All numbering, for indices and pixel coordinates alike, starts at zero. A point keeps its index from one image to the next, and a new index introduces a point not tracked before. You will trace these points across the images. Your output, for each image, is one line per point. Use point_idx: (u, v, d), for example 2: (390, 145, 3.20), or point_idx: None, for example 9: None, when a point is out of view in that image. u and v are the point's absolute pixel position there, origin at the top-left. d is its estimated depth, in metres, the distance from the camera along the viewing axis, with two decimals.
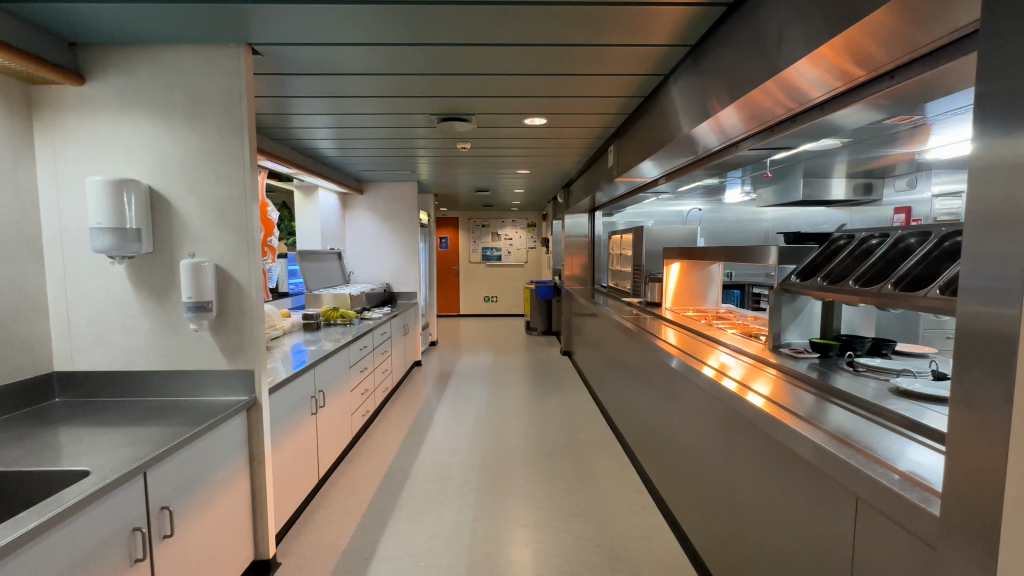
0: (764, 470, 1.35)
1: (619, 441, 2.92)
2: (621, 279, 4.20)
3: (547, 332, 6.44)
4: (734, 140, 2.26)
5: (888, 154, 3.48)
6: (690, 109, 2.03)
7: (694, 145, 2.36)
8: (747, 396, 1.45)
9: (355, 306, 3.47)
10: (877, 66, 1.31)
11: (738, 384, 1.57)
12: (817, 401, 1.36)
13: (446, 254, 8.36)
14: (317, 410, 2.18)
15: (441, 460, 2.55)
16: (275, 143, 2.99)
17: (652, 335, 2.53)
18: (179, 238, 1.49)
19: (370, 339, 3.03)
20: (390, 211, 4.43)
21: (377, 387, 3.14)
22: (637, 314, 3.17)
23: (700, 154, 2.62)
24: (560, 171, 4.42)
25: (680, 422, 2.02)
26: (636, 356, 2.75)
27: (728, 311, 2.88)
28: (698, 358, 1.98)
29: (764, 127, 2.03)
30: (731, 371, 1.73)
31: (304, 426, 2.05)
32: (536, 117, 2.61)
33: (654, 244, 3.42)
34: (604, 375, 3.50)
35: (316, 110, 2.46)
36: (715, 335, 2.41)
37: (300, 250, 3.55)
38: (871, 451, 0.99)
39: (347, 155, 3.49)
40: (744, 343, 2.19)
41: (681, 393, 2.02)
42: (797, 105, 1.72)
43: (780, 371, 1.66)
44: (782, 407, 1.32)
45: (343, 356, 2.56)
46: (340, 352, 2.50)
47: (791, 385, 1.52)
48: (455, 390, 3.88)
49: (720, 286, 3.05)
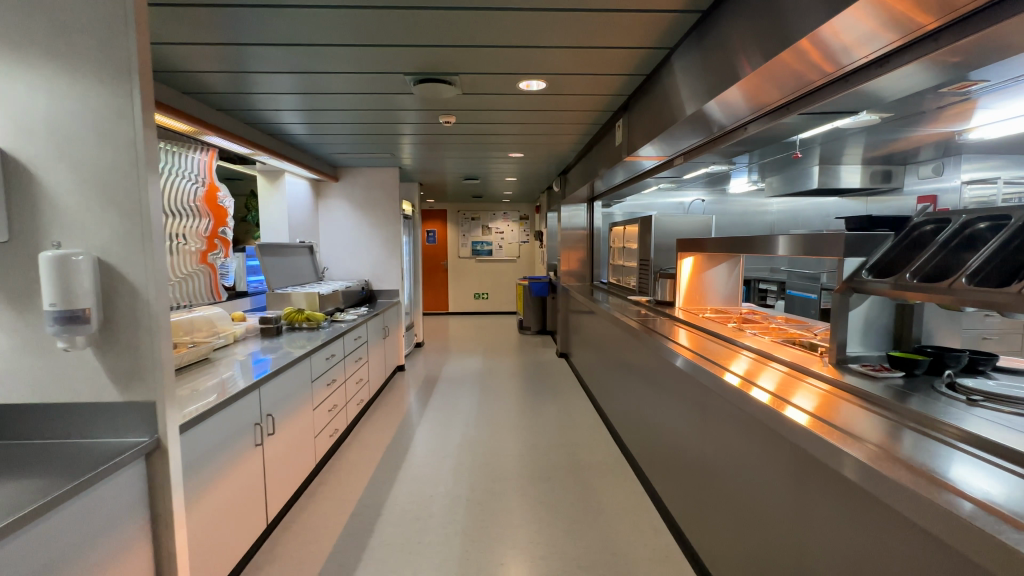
0: (876, 550, 0.98)
1: (630, 466, 2.55)
2: (624, 275, 3.82)
3: (540, 331, 6.06)
4: (741, 121, 2.04)
5: (921, 135, 3.14)
6: (713, 74, 1.70)
7: (707, 126, 2.10)
8: (785, 412, 1.24)
9: (325, 307, 3.05)
10: (952, 11, 1.01)
11: (773, 396, 1.35)
12: (874, 421, 1.13)
13: (433, 249, 7.93)
14: (263, 440, 1.78)
15: (422, 492, 2.16)
16: (226, 118, 2.52)
17: (668, 340, 2.17)
18: (46, 222, 1.08)
19: (340, 347, 2.61)
20: (368, 200, 4.01)
21: (349, 400, 2.74)
22: (646, 315, 2.79)
23: (714, 135, 2.29)
24: (556, 157, 4.02)
25: (722, 458, 1.63)
26: (649, 367, 2.38)
27: (751, 312, 2.48)
28: (716, 364, 1.75)
29: (793, 99, 1.73)
30: (763, 382, 1.49)
31: (242, 462, 1.64)
32: (532, 80, 2.18)
33: (666, 234, 3.03)
34: (609, 384, 3.13)
35: (273, 75, 2.02)
36: (737, 341, 2.05)
37: (260, 244, 3.07)
38: (996, 505, 0.75)
39: (320, 135, 3.06)
40: (771, 349, 1.86)
41: (722, 419, 1.64)
42: (831, 72, 1.45)
43: (835, 387, 1.36)
44: (839, 430, 1.09)
45: (303, 369, 2.15)
46: (298, 365, 2.09)
47: (844, 401, 1.26)
48: (440, 400, 3.49)
49: (733, 282, 2.70)
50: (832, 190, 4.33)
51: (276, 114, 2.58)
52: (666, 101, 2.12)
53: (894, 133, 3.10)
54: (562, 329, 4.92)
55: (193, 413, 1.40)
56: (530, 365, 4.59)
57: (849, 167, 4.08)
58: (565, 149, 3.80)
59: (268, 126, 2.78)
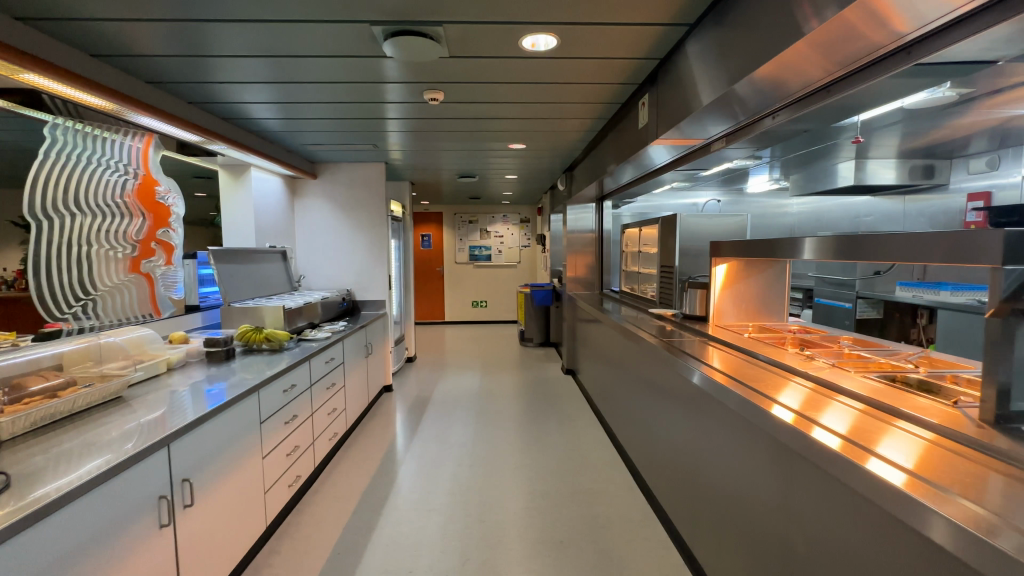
0: None
1: (664, 524, 2.08)
2: (640, 284, 3.37)
3: (543, 343, 5.61)
4: (762, 112, 1.78)
5: (987, 121, 2.70)
6: (771, 30, 1.29)
7: (763, 99, 1.63)
8: (867, 464, 0.96)
9: (295, 323, 2.60)
10: None
11: (846, 442, 1.07)
12: (1007, 489, 0.84)
13: (428, 254, 7.49)
14: (175, 516, 1.33)
15: (403, 566, 1.72)
16: (171, 99, 2.09)
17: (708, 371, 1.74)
18: None
19: (305, 373, 2.16)
20: (351, 200, 3.57)
21: (320, 435, 2.30)
22: (671, 332, 2.35)
23: (738, 124, 1.96)
24: (560, 150, 3.59)
25: (827, 554, 1.16)
26: (692, 404, 1.92)
27: (806, 330, 2.02)
28: (764, 395, 1.44)
29: (858, 68, 1.35)
30: (830, 421, 1.20)
31: (136, 555, 1.19)
32: (542, 37, 1.66)
33: (693, 237, 2.59)
34: (628, 415, 2.68)
35: (226, 40, 1.62)
36: (801, 370, 1.61)
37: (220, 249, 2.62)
38: None
39: (292, 125, 2.64)
40: (852, 384, 1.42)
41: (828, 498, 1.16)
42: (918, 24, 1.07)
43: (939, 438, 1.05)
44: (966, 505, 0.79)
45: (242, 411, 1.67)
46: (234, 409, 1.62)
47: (952, 456, 0.97)
48: (432, 430, 3.04)
49: (784, 293, 2.24)
50: (863, 188, 3.94)
51: (224, 92, 2.11)
52: (679, 89, 1.85)
53: (950, 119, 2.67)
54: (567, 342, 4.47)
55: (65, 485, 1.00)
56: (533, 383, 4.14)
57: (884, 161, 3.63)
58: (571, 141, 3.36)
59: (220, 109, 2.31)
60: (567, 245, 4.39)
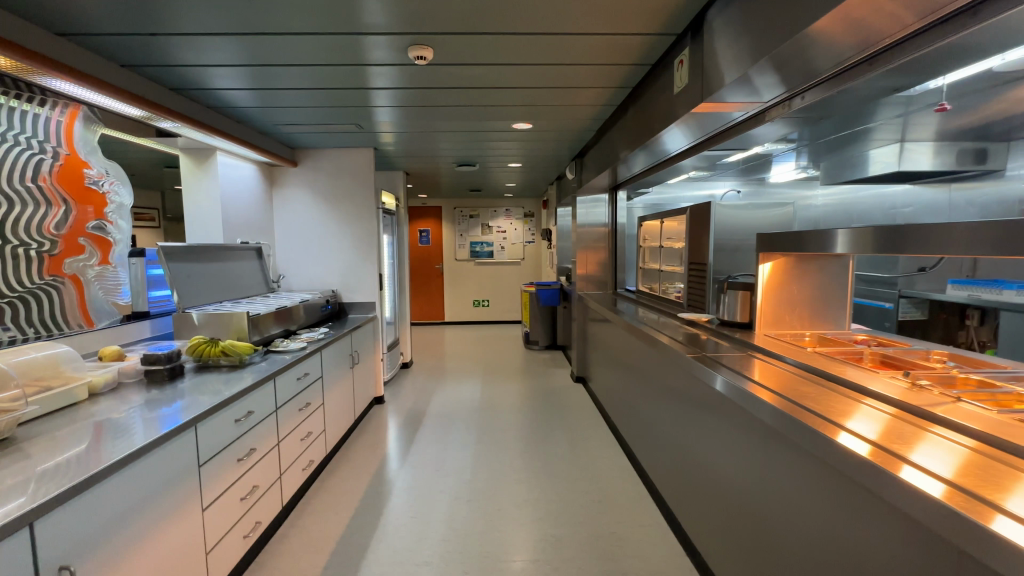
0: None
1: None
2: (661, 283, 3.00)
3: (550, 345, 5.24)
4: (791, 91, 1.54)
5: None
6: None
7: (838, 56, 1.24)
8: (993, 523, 0.67)
9: (266, 330, 2.24)
10: None
11: (951, 487, 0.77)
12: None
13: (427, 251, 7.13)
14: None
15: None
16: (111, 68, 1.72)
17: (748, 384, 1.43)
18: None
19: (270, 393, 1.80)
20: (337, 190, 3.20)
21: (290, 465, 1.94)
22: (705, 339, 1.99)
23: (774, 100, 1.63)
24: (569, 135, 3.22)
25: None
26: (740, 435, 1.52)
27: (880, 340, 1.64)
28: (818, 413, 1.13)
29: (931, 22, 1.07)
30: (922, 454, 0.90)
31: None
32: None
33: (727, 230, 2.20)
34: (651, 436, 2.32)
35: None
36: (879, 392, 1.25)
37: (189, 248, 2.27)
38: None
39: (269, 105, 2.28)
40: (969, 413, 1.06)
41: None
42: None
43: None
44: None
45: (170, 455, 1.27)
46: (155, 454, 1.22)
47: None
48: (426, 449, 2.68)
49: (847, 291, 1.85)
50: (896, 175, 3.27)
51: (149, 55, 1.68)
52: (705, 47, 1.53)
53: None
54: (577, 346, 4.10)
55: None
56: (540, 391, 3.77)
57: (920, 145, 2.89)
58: (581, 125, 2.99)
59: (161, 77, 1.89)
60: (576, 240, 4.01)
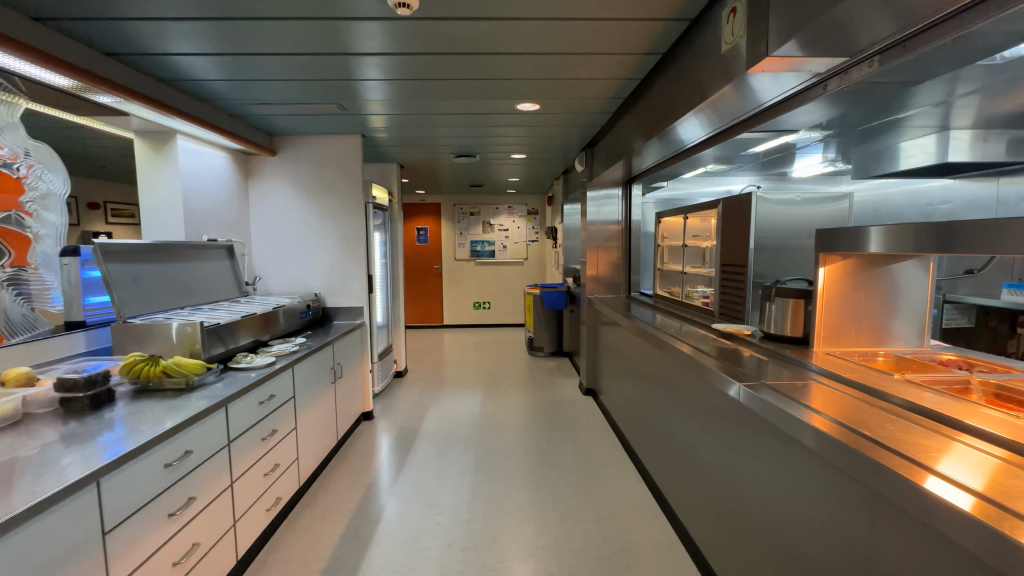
0: None
1: None
2: (683, 287, 2.67)
3: (555, 352, 4.92)
4: (853, 62, 1.22)
5: None
6: None
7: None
8: None
9: (230, 342, 1.92)
10: None
11: None
12: None
13: (425, 250, 6.81)
14: None
15: None
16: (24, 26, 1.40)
17: (805, 408, 1.12)
18: None
19: (222, 424, 1.47)
20: (321, 182, 2.88)
21: (248, 508, 1.62)
22: (745, 354, 1.66)
23: (831, 73, 1.30)
24: (578, 122, 2.88)
25: None
26: (810, 488, 1.18)
27: (978, 366, 1.32)
28: (903, 453, 0.84)
29: None
30: None
31: None
32: None
33: (770, 228, 1.88)
34: (677, 466, 1.99)
35: None
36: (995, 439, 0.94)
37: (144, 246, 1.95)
38: None
39: (239, 81, 1.97)
40: None
41: None
42: None
43: None
44: None
45: (56, 529, 0.93)
46: (31, 530, 0.88)
47: None
48: (418, 475, 2.35)
49: (927, 304, 1.53)
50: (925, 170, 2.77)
51: (70, 1, 1.33)
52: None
53: None
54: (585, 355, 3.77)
55: None
56: (545, 405, 3.45)
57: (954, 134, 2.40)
58: (594, 110, 2.66)
59: (96, 41, 1.57)
60: (586, 239, 3.68)
